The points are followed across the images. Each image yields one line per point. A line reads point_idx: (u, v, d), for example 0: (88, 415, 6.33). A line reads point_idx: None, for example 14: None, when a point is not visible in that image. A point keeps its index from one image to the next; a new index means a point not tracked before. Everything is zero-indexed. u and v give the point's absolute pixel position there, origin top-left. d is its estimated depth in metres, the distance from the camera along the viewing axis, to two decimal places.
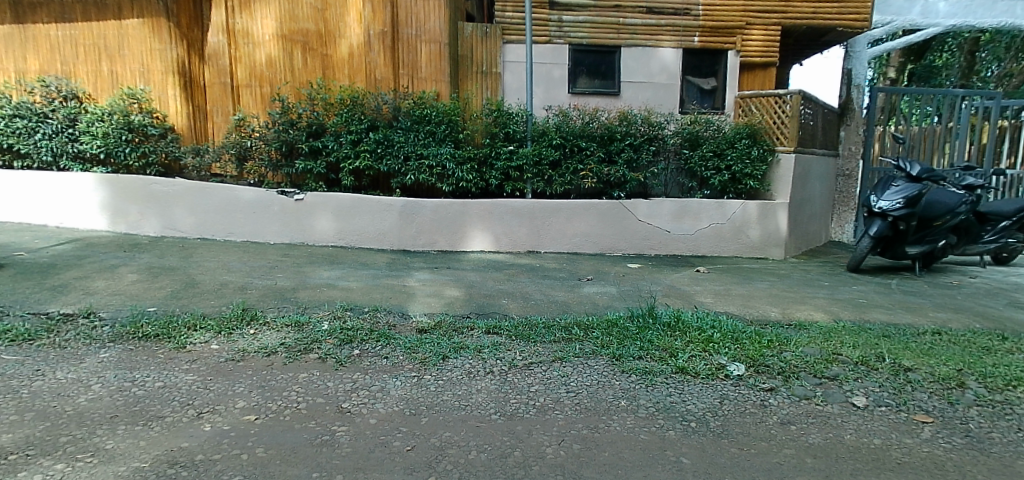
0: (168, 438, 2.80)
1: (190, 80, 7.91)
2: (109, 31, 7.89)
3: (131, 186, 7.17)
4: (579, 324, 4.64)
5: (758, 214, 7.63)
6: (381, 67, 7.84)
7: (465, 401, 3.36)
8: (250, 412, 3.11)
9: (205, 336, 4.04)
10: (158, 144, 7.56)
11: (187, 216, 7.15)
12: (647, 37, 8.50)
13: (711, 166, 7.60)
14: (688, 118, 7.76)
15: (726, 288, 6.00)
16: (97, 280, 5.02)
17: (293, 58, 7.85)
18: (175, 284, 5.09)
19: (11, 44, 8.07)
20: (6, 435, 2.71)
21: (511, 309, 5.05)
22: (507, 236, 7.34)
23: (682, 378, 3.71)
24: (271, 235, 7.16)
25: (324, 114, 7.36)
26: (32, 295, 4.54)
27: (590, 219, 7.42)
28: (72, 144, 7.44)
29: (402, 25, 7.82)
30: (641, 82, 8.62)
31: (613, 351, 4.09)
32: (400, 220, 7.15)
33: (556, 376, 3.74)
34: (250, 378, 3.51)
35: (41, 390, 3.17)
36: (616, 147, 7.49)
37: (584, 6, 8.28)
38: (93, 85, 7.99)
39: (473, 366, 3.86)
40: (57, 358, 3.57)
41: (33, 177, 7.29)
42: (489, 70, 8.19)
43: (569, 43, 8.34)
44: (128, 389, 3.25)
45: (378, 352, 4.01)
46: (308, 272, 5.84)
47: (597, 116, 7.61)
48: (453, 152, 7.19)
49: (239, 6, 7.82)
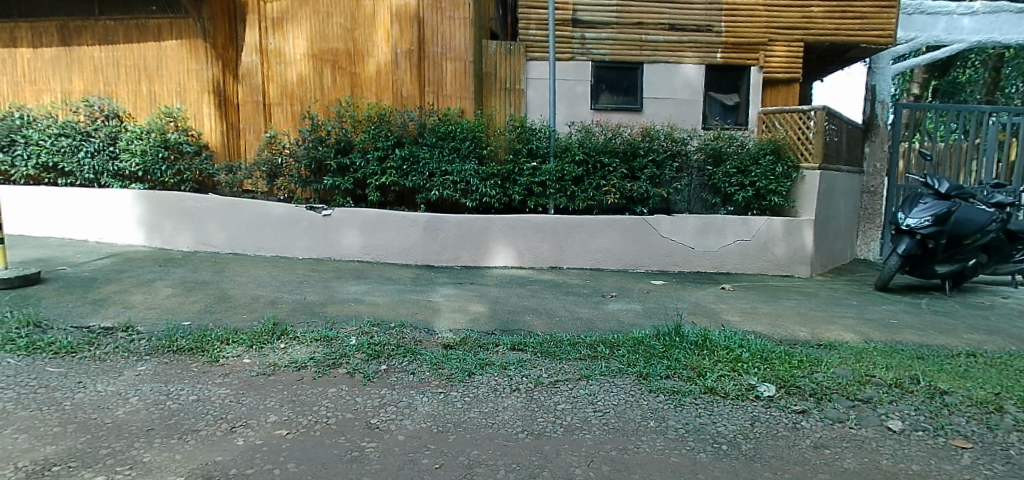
0: (203, 452, 2.84)
1: (225, 98, 8.05)
2: (148, 52, 8.14)
3: (166, 203, 7.35)
4: (605, 342, 4.63)
5: (783, 230, 7.56)
6: (406, 85, 7.88)
7: (492, 419, 3.37)
8: (282, 426, 3.15)
9: (237, 350, 4.10)
10: (193, 161, 7.73)
11: (219, 231, 7.30)
12: (669, 54, 8.50)
13: (734, 182, 7.52)
14: (710, 134, 7.69)
15: (753, 306, 5.93)
16: (135, 294, 5.14)
17: (322, 77, 7.94)
18: (208, 298, 5.17)
19: (58, 66, 8.38)
20: (49, 447, 2.77)
21: (536, 326, 5.03)
22: (531, 251, 7.35)
23: (711, 399, 3.68)
24: (299, 250, 7.27)
25: (352, 131, 7.46)
26: (75, 308, 4.66)
27: (614, 235, 7.41)
28: (112, 162, 7.65)
29: (429, 44, 7.85)
30: (664, 98, 8.59)
31: (640, 370, 4.08)
32: (424, 235, 7.20)
33: (583, 394, 3.73)
34: (281, 393, 3.55)
35: (83, 403, 3.24)
36: (638, 163, 7.44)
37: (606, 23, 8.33)
38: (133, 104, 8.24)
39: (498, 383, 3.87)
40: (98, 370, 3.65)
41: (76, 194, 7.52)
42: (513, 87, 8.24)
43: (591, 59, 8.38)
44: (163, 403, 3.31)
45: (405, 367, 4.04)
46: (335, 286, 5.90)
47: (619, 132, 7.59)
48: (478, 168, 7.23)
49: (272, 26, 7.95)
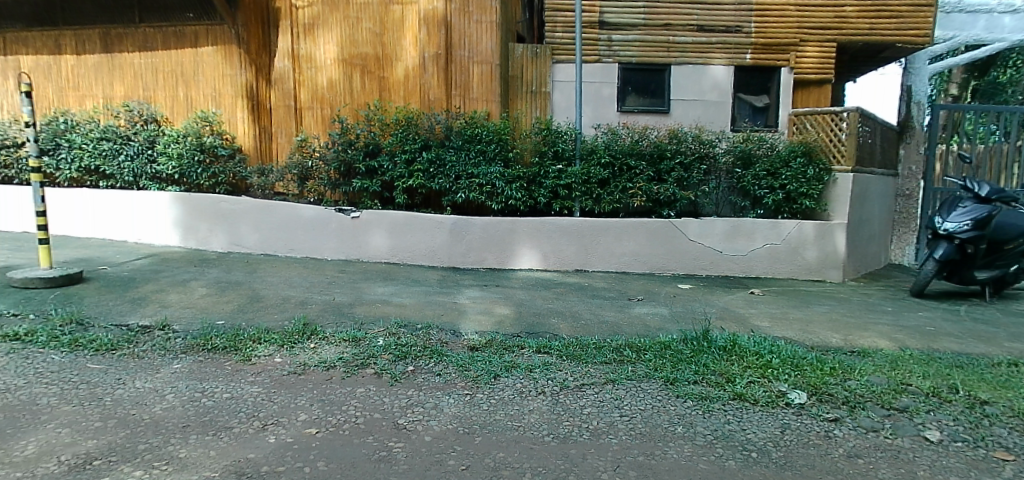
0: (236, 449, 2.91)
1: (258, 103, 8.23)
2: (185, 58, 8.37)
3: (201, 205, 7.55)
4: (631, 346, 4.59)
5: (814, 234, 7.41)
6: (434, 89, 7.95)
7: (517, 421, 3.37)
8: (311, 425, 3.20)
9: (269, 349, 4.19)
10: (227, 164, 7.92)
11: (251, 233, 7.47)
12: (697, 55, 8.40)
13: (764, 185, 7.39)
14: (739, 136, 7.59)
15: (783, 311, 5.81)
16: (171, 293, 5.29)
17: (352, 81, 8.05)
18: (241, 298, 5.29)
19: (100, 72, 8.69)
20: (91, 442, 2.87)
21: (561, 329, 5.02)
22: (556, 254, 7.33)
23: (741, 405, 3.62)
24: (328, 252, 7.38)
25: (381, 134, 7.56)
26: (115, 307, 4.81)
27: (640, 238, 7.35)
28: (151, 165, 7.88)
29: (456, 47, 7.89)
30: (692, 100, 8.49)
31: (667, 375, 4.04)
32: (450, 237, 7.24)
33: (609, 398, 3.71)
34: (311, 392, 3.61)
35: (122, 398, 3.35)
36: (665, 166, 7.36)
37: (633, 25, 8.28)
38: (171, 109, 8.48)
39: (524, 385, 3.87)
40: (137, 367, 3.76)
41: (116, 196, 7.78)
42: (539, 90, 8.24)
43: (618, 61, 8.33)
44: (199, 400, 3.40)
45: (431, 368, 4.07)
46: (363, 288, 5.98)
47: (646, 134, 7.53)
48: (503, 171, 7.24)
49: (303, 32, 8.10)
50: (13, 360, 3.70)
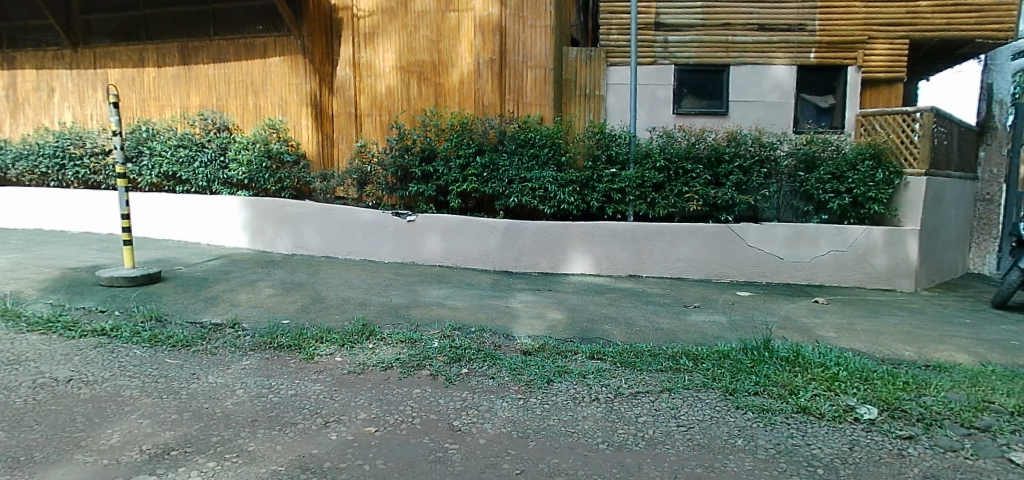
0: (301, 444, 3.02)
1: (321, 110, 8.53)
2: (255, 69, 8.79)
3: (267, 209, 7.89)
4: (688, 354, 4.49)
5: (884, 241, 7.04)
6: (488, 93, 7.98)
7: (571, 427, 3.35)
8: (371, 424, 3.29)
9: (330, 348, 4.34)
10: (292, 170, 8.26)
11: (313, 235, 7.75)
12: (757, 55, 8.13)
13: (829, 189, 7.06)
14: (802, 138, 7.30)
15: (850, 321, 5.54)
16: (241, 293, 5.55)
17: (409, 88, 8.23)
18: (304, 299, 5.50)
19: (178, 83, 9.23)
20: (169, 432, 3.04)
21: (615, 335, 4.96)
22: (609, 259, 7.26)
23: (805, 419, 3.47)
24: (385, 254, 7.57)
25: (436, 139, 7.70)
26: (190, 305, 5.10)
27: (696, 243, 7.17)
28: (223, 171, 8.30)
29: (510, 52, 7.92)
30: (751, 101, 8.22)
31: (726, 385, 3.92)
32: (503, 241, 7.29)
33: (665, 407, 3.63)
34: (369, 391, 3.71)
35: (197, 392, 3.54)
36: (723, 169, 7.15)
37: (690, 25, 8.11)
38: (241, 117, 8.92)
39: (578, 391, 3.84)
40: (210, 363, 3.97)
41: (191, 200, 8.25)
42: (592, 93, 8.19)
43: (674, 62, 8.18)
44: (266, 396, 3.55)
45: (485, 371, 4.10)
46: (419, 290, 6.10)
47: (703, 136, 7.33)
48: (556, 175, 7.22)
49: (363, 41, 8.35)
50: (101, 354, 3.98)
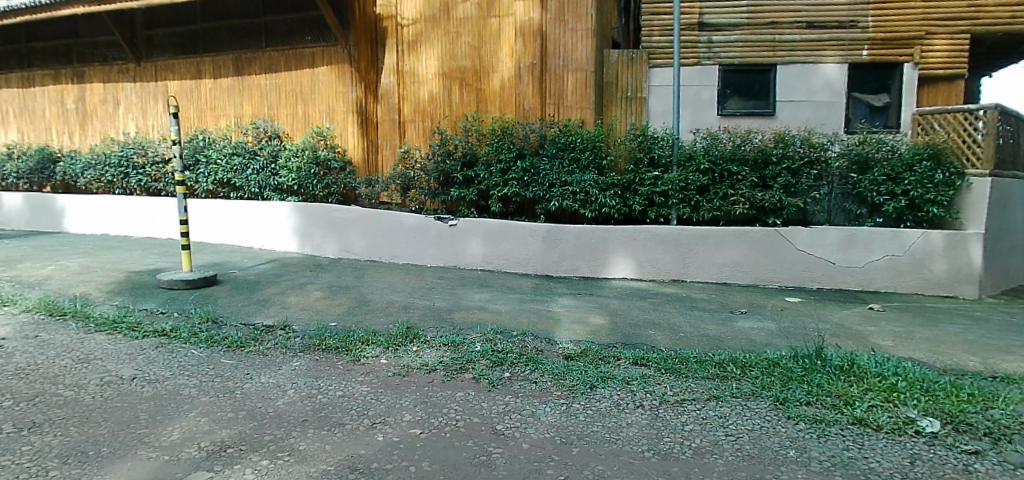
0: (349, 444, 3.08)
1: (366, 117, 8.73)
2: (304, 78, 9.07)
3: (315, 214, 8.12)
4: (735, 361, 4.38)
5: (944, 245, 6.70)
6: (528, 98, 7.97)
7: (616, 434, 3.31)
8: (416, 426, 3.33)
9: (376, 350, 4.42)
10: (339, 176, 8.49)
11: (359, 239, 7.93)
12: (806, 53, 7.89)
13: (884, 190, 6.79)
14: (855, 139, 7.02)
15: (908, 330, 5.28)
16: (291, 296, 5.72)
17: (451, 94, 8.33)
18: (351, 302, 5.62)
19: (233, 94, 9.61)
20: (225, 430, 3.15)
21: (660, 341, 4.89)
22: (652, 263, 7.15)
23: (861, 431, 3.34)
24: (428, 258, 7.67)
25: (477, 144, 7.77)
26: (243, 307, 5.28)
27: (742, 247, 6.99)
28: (273, 177, 8.58)
29: (551, 56, 7.91)
30: (800, 101, 7.97)
31: (776, 394, 3.80)
32: (544, 245, 7.27)
33: (713, 416, 3.55)
34: (414, 393, 3.76)
35: (251, 392, 3.66)
36: (771, 171, 6.96)
37: (735, 25, 7.95)
38: (290, 125, 9.21)
39: (622, 398, 3.79)
40: (262, 364, 4.10)
41: (244, 206, 8.56)
42: (634, 95, 8.11)
43: (718, 63, 8.02)
44: (315, 396, 3.65)
45: (528, 376, 4.10)
46: (461, 294, 6.15)
47: (749, 138, 7.16)
48: (597, 178, 7.16)
49: (407, 48, 8.50)
50: (162, 353, 4.16)
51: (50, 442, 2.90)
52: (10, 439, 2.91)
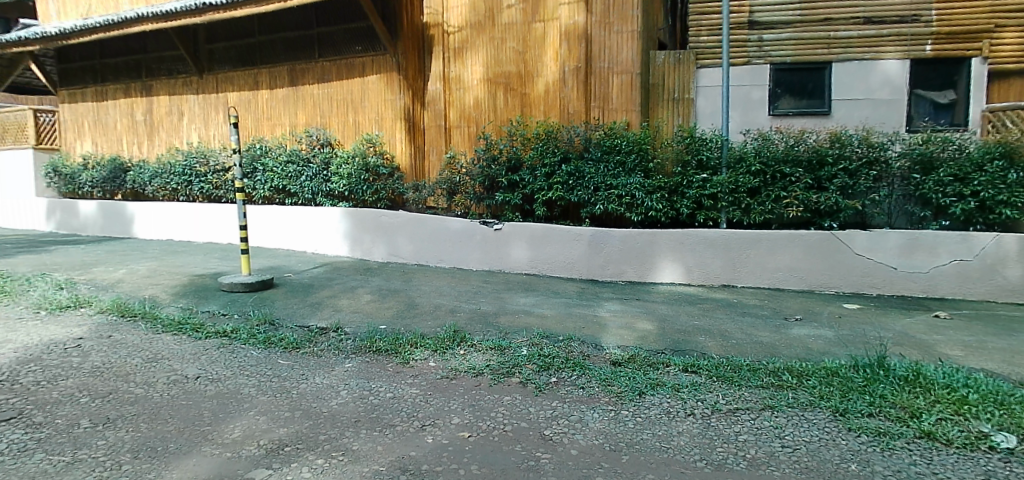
0: (400, 446, 3.13)
1: (413, 124, 8.89)
2: (354, 87, 9.31)
3: (364, 219, 8.33)
4: (791, 370, 4.22)
5: (1018, 249, 6.30)
6: (573, 101, 7.94)
7: (667, 443, 3.25)
8: (464, 429, 3.36)
9: (424, 353, 4.48)
10: (387, 182, 8.68)
11: (406, 244, 8.07)
12: (864, 50, 7.58)
13: (950, 192, 6.43)
14: (917, 137, 6.70)
15: (979, 339, 4.98)
16: (342, 299, 5.87)
17: (496, 99, 8.39)
18: (399, 305, 5.73)
19: (287, 103, 9.96)
20: (283, 429, 3.26)
21: (710, 348, 4.77)
22: (700, 268, 7.00)
23: (929, 445, 3.16)
24: (473, 262, 7.74)
25: (522, 149, 7.80)
26: (298, 309, 5.46)
27: (796, 251, 6.76)
28: (325, 183, 8.84)
29: (596, 59, 7.85)
30: (858, 100, 7.65)
31: (836, 404, 3.65)
32: (589, 249, 7.23)
33: (768, 426, 3.43)
34: (462, 396, 3.79)
35: (305, 392, 3.77)
36: (826, 172, 6.70)
37: (787, 22, 7.73)
38: (341, 133, 9.47)
39: (672, 405, 3.72)
40: (316, 365, 4.22)
41: (298, 212, 8.88)
42: (681, 97, 7.97)
43: (769, 62, 7.79)
44: (366, 398, 3.72)
45: (575, 381, 4.08)
46: (506, 298, 6.17)
47: (803, 138, 6.92)
48: (643, 181, 7.06)
49: (453, 55, 8.62)
50: (223, 353, 4.34)
51: (123, 437, 3.06)
52: (87, 433, 3.09)
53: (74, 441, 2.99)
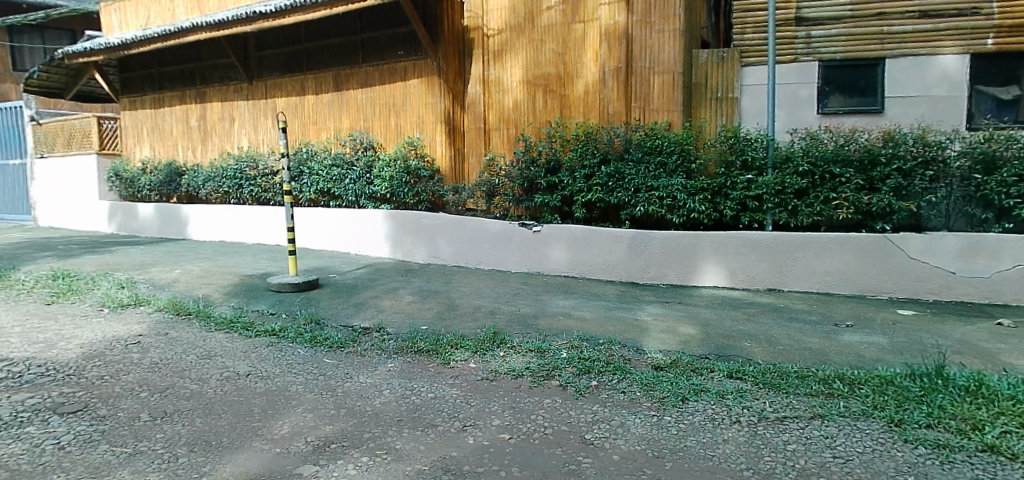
0: (442, 446, 3.16)
1: (453, 126, 8.98)
2: (396, 91, 9.48)
3: (405, 221, 8.46)
4: (842, 378, 4.07)
5: None
6: (613, 102, 7.91)
7: (712, 450, 3.17)
8: (505, 431, 3.36)
9: (465, 354, 4.52)
10: (428, 184, 8.77)
11: (446, 245, 8.16)
12: (919, 45, 7.26)
13: (1015, 192, 6.08)
14: (979, 136, 6.37)
15: None
16: (385, 300, 5.97)
17: (535, 101, 8.40)
18: (439, 306, 5.79)
19: (331, 108, 10.22)
20: (329, 426, 3.34)
21: (756, 354, 4.65)
22: (745, 271, 6.84)
23: (994, 460, 2.99)
24: (513, 264, 7.76)
25: (562, 150, 7.78)
26: (342, 309, 5.58)
27: (847, 254, 6.52)
28: (368, 186, 9.01)
29: (637, 59, 7.74)
30: (913, 97, 7.33)
31: (890, 414, 3.50)
32: (629, 251, 7.15)
33: (818, 436, 3.32)
34: (503, 398, 3.80)
35: (350, 391, 3.84)
36: (879, 173, 6.44)
37: (837, 18, 7.48)
38: (384, 136, 9.66)
39: (716, 412, 3.63)
40: (360, 364, 4.30)
41: (342, 214, 9.09)
42: (725, 96, 7.77)
43: (818, 59, 7.55)
44: (408, 397, 3.77)
45: (616, 385, 4.03)
46: (546, 300, 6.16)
47: (854, 137, 6.68)
48: (686, 183, 6.94)
49: (493, 58, 8.68)
50: (272, 352, 4.48)
51: (180, 430, 3.19)
52: (147, 426, 3.23)
53: (135, 433, 3.13)
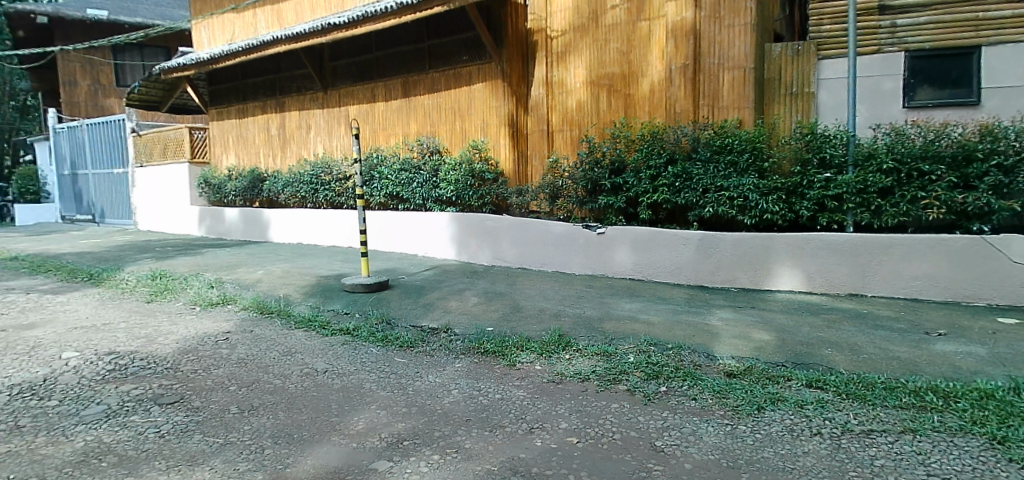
0: (510, 447, 3.18)
1: (517, 129, 9.02)
2: (460, 96, 9.64)
3: (470, 223, 8.59)
4: (935, 390, 3.79)
5: None
6: (680, 100, 7.73)
7: (791, 463, 3.03)
8: (573, 434, 3.34)
9: (530, 356, 4.53)
10: (492, 186, 8.90)
11: (510, 247, 8.22)
12: (1021, 30, 6.66)
13: None
14: None
15: None
16: (451, 301, 6.07)
17: (599, 101, 8.33)
18: (504, 308, 5.83)
19: (399, 113, 10.53)
20: (401, 424, 3.43)
21: (837, 362, 4.40)
22: (823, 275, 6.50)
23: None
24: (577, 266, 7.72)
25: (626, 151, 7.67)
26: (411, 310, 5.73)
27: (938, 258, 6.07)
28: (434, 189, 9.24)
29: (705, 55, 7.53)
30: (1015, 86, 6.71)
31: (992, 431, 3.22)
32: (697, 253, 6.96)
33: (910, 452, 3.10)
34: (569, 401, 3.78)
35: (420, 390, 3.94)
36: (975, 169, 5.96)
37: (925, 5, 7.00)
38: (449, 140, 9.85)
39: (795, 423, 3.47)
40: (429, 364, 4.40)
41: (409, 217, 9.34)
42: (800, 91, 7.42)
43: (903, 49, 7.07)
44: (476, 398, 3.82)
45: (686, 392, 3.92)
46: (611, 303, 6.09)
47: (945, 132, 6.24)
48: (758, 182, 6.67)
49: (556, 60, 8.67)
50: (347, 350, 4.66)
51: (264, 423, 3.37)
52: (236, 418, 3.43)
53: (225, 424, 3.34)
